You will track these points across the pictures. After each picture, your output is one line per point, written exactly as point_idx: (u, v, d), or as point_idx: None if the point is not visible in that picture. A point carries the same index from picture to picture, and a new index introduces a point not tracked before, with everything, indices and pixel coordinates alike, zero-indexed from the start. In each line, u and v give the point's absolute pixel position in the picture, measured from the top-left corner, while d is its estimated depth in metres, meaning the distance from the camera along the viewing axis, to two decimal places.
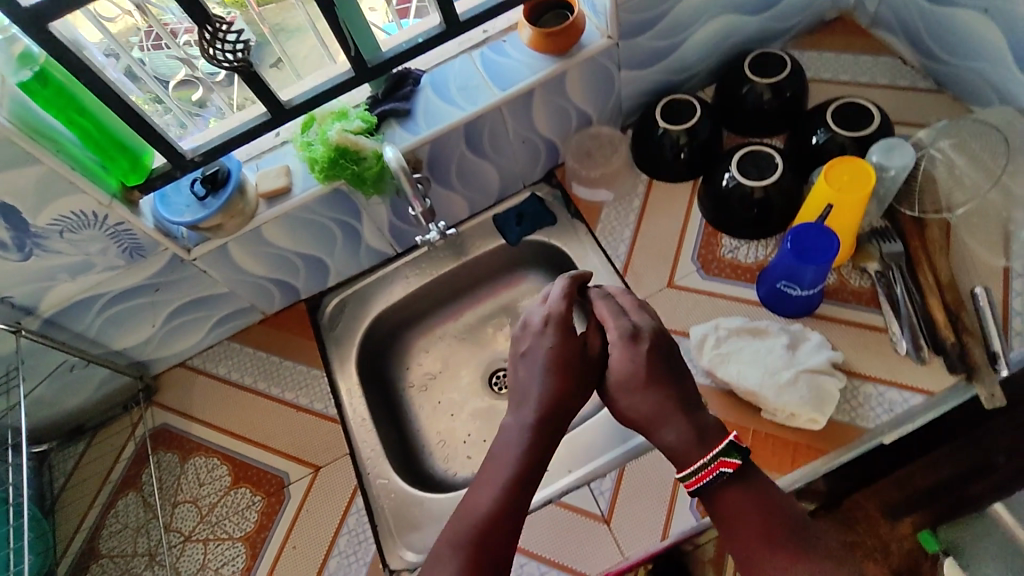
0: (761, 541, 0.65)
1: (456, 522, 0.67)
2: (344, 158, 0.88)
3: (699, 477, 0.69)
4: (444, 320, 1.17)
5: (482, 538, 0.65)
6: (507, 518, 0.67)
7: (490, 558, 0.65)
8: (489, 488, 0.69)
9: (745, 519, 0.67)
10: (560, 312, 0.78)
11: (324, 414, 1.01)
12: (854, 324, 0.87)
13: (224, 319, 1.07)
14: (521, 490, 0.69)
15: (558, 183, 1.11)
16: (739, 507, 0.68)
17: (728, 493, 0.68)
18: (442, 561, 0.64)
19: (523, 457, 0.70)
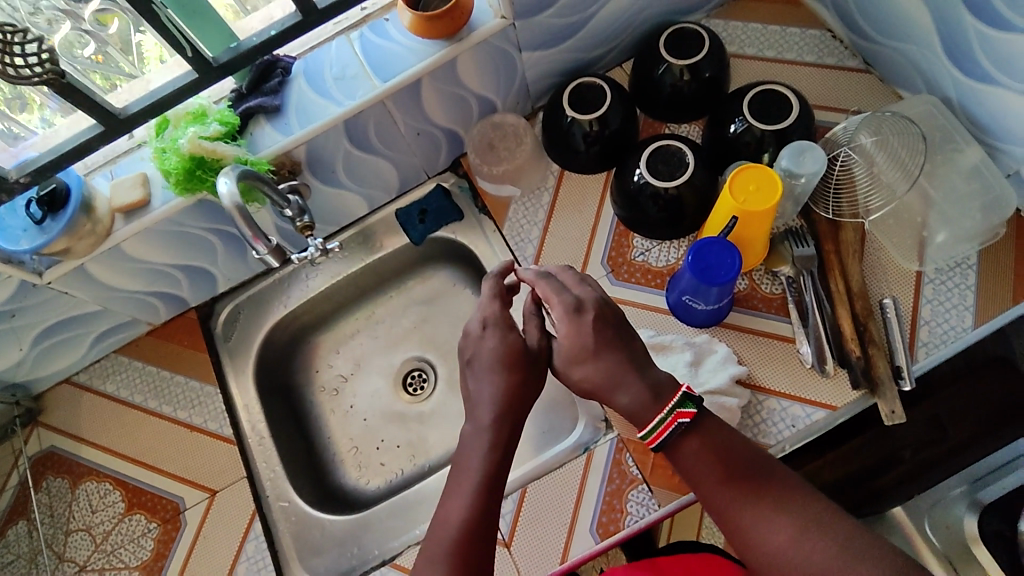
0: (727, 487, 0.61)
1: (432, 536, 0.61)
2: (201, 169, 0.78)
3: (660, 431, 0.63)
4: (354, 318, 1.11)
5: (463, 547, 0.59)
6: (486, 525, 0.61)
7: (476, 571, 0.59)
8: (461, 495, 0.62)
9: (709, 467, 0.62)
10: (493, 309, 0.72)
11: (219, 434, 0.96)
12: (761, 335, 0.84)
13: (105, 334, 0.98)
14: (495, 492, 0.63)
15: (464, 172, 1.03)
16: (701, 458, 0.63)
17: (687, 443, 0.63)
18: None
19: (492, 461, 0.64)
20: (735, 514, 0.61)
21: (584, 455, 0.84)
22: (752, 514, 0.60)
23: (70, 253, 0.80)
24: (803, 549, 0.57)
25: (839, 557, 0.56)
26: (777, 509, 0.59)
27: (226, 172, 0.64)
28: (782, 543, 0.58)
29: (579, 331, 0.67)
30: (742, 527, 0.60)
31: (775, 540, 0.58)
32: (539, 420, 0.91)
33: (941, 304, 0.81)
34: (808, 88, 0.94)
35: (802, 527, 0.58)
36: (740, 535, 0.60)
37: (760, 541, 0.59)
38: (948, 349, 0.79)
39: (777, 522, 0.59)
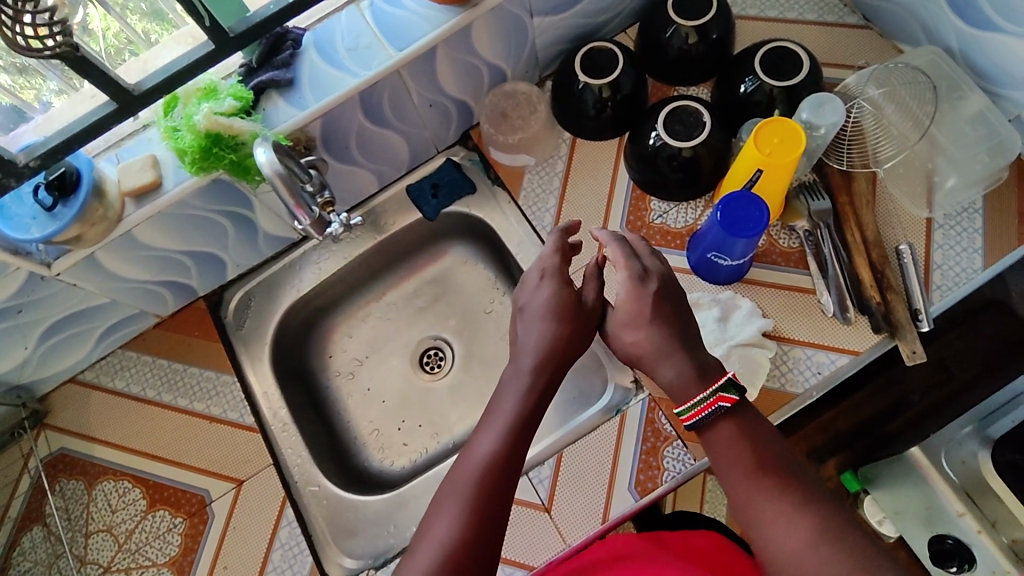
0: (752, 477, 0.61)
1: (457, 469, 0.64)
2: (218, 147, 0.75)
3: (697, 409, 0.65)
4: (367, 299, 1.09)
5: (486, 482, 0.61)
6: (511, 463, 0.63)
7: (498, 503, 0.61)
8: (490, 432, 0.65)
9: (736, 454, 0.63)
10: (553, 263, 0.75)
11: (240, 423, 0.93)
12: (783, 288, 0.86)
13: (111, 328, 0.95)
14: (523, 434, 0.65)
15: (474, 145, 1.02)
16: (732, 443, 0.64)
17: (721, 429, 0.65)
18: (447, 503, 0.61)
19: (522, 404, 0.66)
20: (754, 504, 0.61)
21: (616, 417, 0.84)
22: (771, 508, 0.60)
23: (80, 241, 0.77)
24: (818, 549, 0.56)
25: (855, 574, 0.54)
26: (798, 508, 0.59)
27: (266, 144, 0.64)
28: (795, 544, 0.57)
29: (639, 298, 0.69)
30: (759, 517, 0.60)
31: (789, 541, 0.57)
32: (569, 387, 0.92)
33: (952, 247, 0.83)
34: (811, 46, 0.96)
35: (819, 534, 0.57)
36: (756, 524, 0.60)
37: (777, 533, 0.58)
38: (962, 291, 0.82)
39: (798, 518, 0.58)
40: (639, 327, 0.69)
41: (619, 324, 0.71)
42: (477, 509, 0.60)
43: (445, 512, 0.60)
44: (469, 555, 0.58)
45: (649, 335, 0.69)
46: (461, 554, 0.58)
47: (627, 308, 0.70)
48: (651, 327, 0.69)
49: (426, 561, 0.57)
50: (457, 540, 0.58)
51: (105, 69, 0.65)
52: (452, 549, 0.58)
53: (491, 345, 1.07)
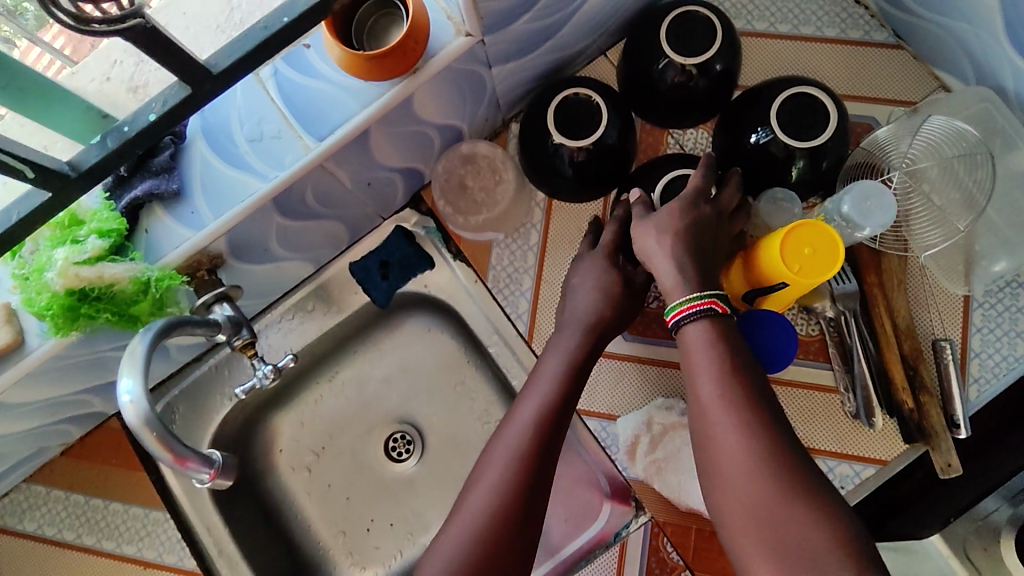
0: (720, 381, 0.54)
1: (507, 423, 0.64)
2: (87, 303, 0.57)
3: (680, 310, 0.58)
4: (317, 385, 0.93)
5: (536, 438, 0.61)
6: (561, 419, 0.63)
7: (546, 455, 0.61)
8: (539, 389, 0.65)
9: (710, 358, 0.55)
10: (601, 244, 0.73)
11: (181, 568, 0.81)
12: (802, 387, 0.75)
13: (4, 473, 0.78)
14: (572, 390, 0.65)
15: (428, 209, 0.84)
16: (705, 345, 0.56)
17: (700, 331, 0.57)
18: (496, 452, 0.61)
19: (569, 367, 0.66)
20: (717, 414, 0.53)
21: (616, 546, 0.75)
22: (731, 422, 0.53)
23: None
24: (761, 479, 0.50)
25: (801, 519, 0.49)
26: (755, 430, 0.52)
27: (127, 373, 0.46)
28: (747, 460, 0.51)
29: (681, 212, 0.63)
30: (717, 428, 0.53)
31: (742, 458, 0.51)
32: (560, 508, 0.78)
33: (992, 331, 0.72)
34: (831, 73, 0.79)
35: (772, 459, 0.51)
36: (711, 433, 0.53)
37: (725, 447, 0.52)
38: (1004, 382, 0.72)
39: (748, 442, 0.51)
40: (666, 237, 0.62)
41: (637, 235, 0.64)
42: (527, 461, 0.60)
43: (495, 461, 0.61)
44: (518, 505, 0.58)
45: (667, 245, 0.61)
46: (513, 502, 0.58)
47: (667, 209, 0.63)
48: (677, 239, 0.61)
49: (477, 507, 0.58)
50: (506, 490, 0.59)
51: None
52: (502, 497, 0.58)
53: (465, 428, 0.92)
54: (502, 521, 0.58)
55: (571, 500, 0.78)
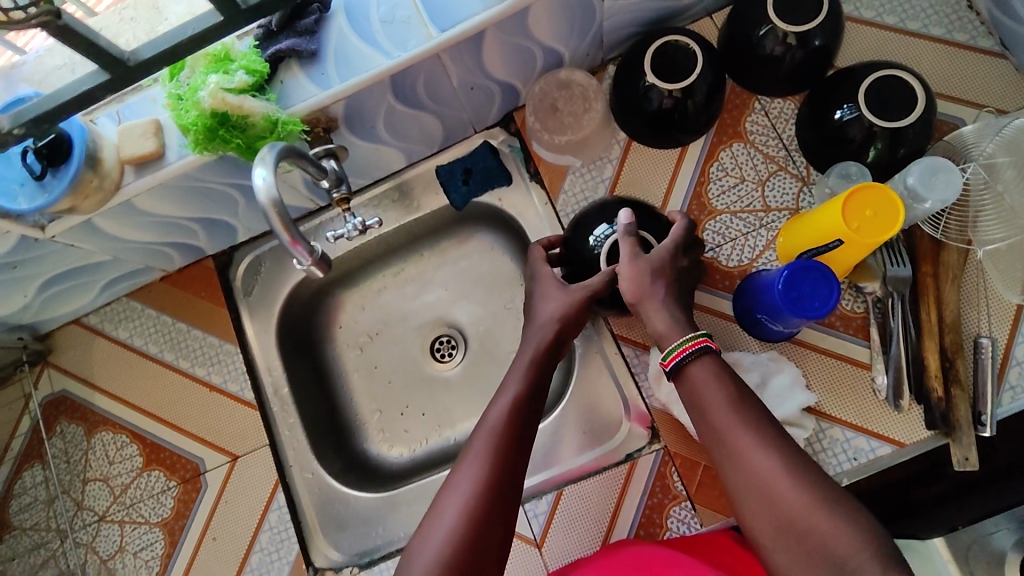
0: (733, 409, 0.61)
1: (478, 425, 0.67)
2: (224, 128, 0.67)
3: (675, 354, 0.65)
4: (382, 274, 1.02)
5: (502, 439, 0.64)
6: (528, 416, 0.67)
7: (514, 453, 0.64)
8: (507, 392, 0.69)
9: (717, 392, 0.62)
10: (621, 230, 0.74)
11: (240, 397, 0.91)
12: (832, 355, 0.77)
13: (114, 281, 0.91)
14: (536, 394, 0.69)
15: (516, 130, 0.91)
16: (711, 378, 0.63)
17: (703, 364, 0.64)
18: (468, 459, 0.63)
19: (532, 371, 0.71)
20: (732, 436, 0.60)
21: (625, 464, 0.80)
22: (743, 436, 0.60)
23: (73, 211, 0.71)
24: (785, 482, 0.57)
25: (816, 502, 0.55)
26: (771, 445, 0.59)
27: (264, 160, 0.54)
28: (767, 473, 0.58)
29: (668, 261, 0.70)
30: (736, 446, 0.60)
31: (765, 470, 0.58)
32: (580, 420, 0.84)
33: None
34: (929, 68, 0.81)
35: (789, 465, 0.57)
36: (730, 453, 0.60)
37: (751, 463, 0.58)
38: None
39: (766, 456, 0.58)
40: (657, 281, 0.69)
41: (629, 278, 0.70)
42: (496, 462, 0.62)
43: (467, 466, 0.63)
44: (493, 505, 0.60)
45: (658, 291, 0.69)
46: (485, 504, 0.60)
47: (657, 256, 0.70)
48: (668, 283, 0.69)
49: (453, 513, 0.60)
50: (478, 494, 0.61)
51: (91, 37, 0.56)
52: (476, 499, 0.60)
53: (505, 343, 0.99)
54: (477, 523, 0.59)
55: (591, 415, 0.84)
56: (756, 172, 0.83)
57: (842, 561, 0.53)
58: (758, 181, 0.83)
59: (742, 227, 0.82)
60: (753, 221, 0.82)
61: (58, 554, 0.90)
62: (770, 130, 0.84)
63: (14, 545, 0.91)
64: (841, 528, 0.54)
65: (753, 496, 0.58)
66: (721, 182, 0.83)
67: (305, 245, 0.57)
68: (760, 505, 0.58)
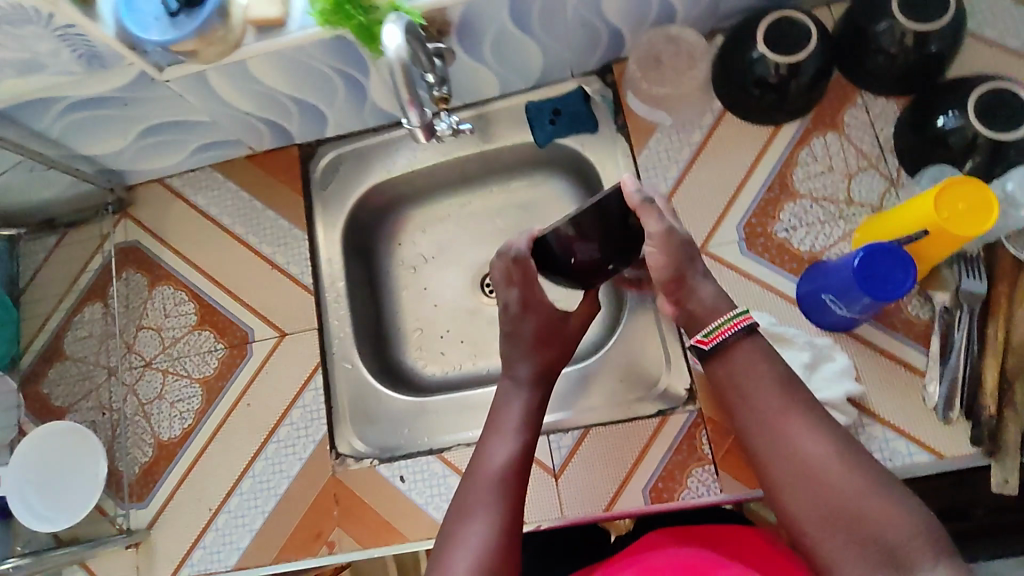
0: (782, 393, 0.56)
1: (473, 472, 0.61)
2: (351, 4, 0.70)
3: (718, 333, 0.59)
4: (450, 200, 1.04)
5: (506, 490, 0.59)
6: (528, 465, 0.62)
7: (519, 505, 0.59)
8: (502, 437, 0.63)
9: (760, 375, 0.57)
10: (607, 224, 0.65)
11: (298, 280, 0.95)
12: (890, 356, 0.77)
13: (205, 146, 0.95)
14: (531, 432, 0.64)
15: (613, 82, 0.92)
16: (755, 362, 0.58)
17: (749, 342, 0.59)
18: (473, 516, 0.57)
19: (530, 415, 0.65)
20: (782, 419, 0.55)
21: (657, 418, 0.81)
22: (796, 421, 0.55)
23: (194, 57, 0.75)
24: (839, 470, 0.52)
25: (872, 484, 0.51)
26: (825, 432, 0.54)
27: (398, 20, 0.59)
28: (819, 459, 0.53)
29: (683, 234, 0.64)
30: (786, 430, 0.55)
31: (817, 456, 0.53)
32: (619, 367, 0.86)
33: None
34: None
35: (842, 451, 0.53)
36: (778, 437, 0.55)
37: (802, 447, 0.54)
38: None
39: (818, 443, 0.54)
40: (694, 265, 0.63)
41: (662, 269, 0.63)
42: (506, 516, 0.57)
43: (474, 521, 0.57)
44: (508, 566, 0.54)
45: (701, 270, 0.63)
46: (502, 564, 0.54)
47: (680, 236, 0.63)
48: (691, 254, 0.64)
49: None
50: (492, 554, 0.54)
51: None
52: (490, 561, 0.54)
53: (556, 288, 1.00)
54: None
55: (631, 366, 0.85)
56: (845, 164, 0.83)
57: (898, 553, 0.49)
58: (846, 173, 0.82)
59: (821, 215, 0.82)
60: (833, 211, 0.81)
61: (99, 390, 0.95)
62: (867, 127, 0.83)
63: (63, 372, 0.97)
64: (896, 515, 0.50)
65: (800, 480, 0.53)
66: (808, 168, 0.83)
67: (419, 108, 0.63)
68: (807, 489, 0.53)
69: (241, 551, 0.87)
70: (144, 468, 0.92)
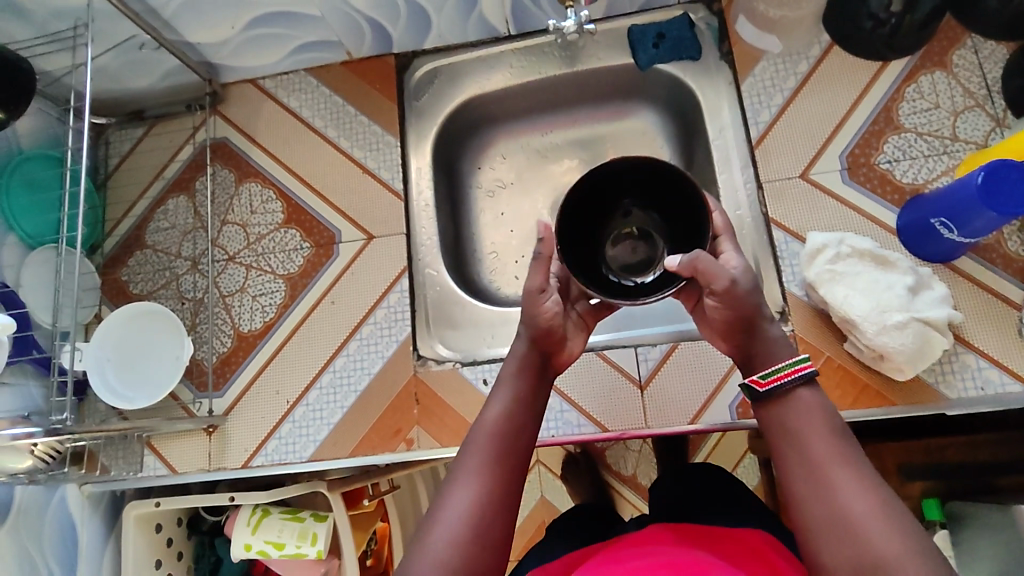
0: (829, 440, 0.56)
1: (472, 432, 0.63)
2: None
3: (776, 376, 0.59)
4: (534, 126, 1.02)
5: (499, 449, 0.60)
6: (522, 430, 0.63)
7: (512, 465, 0.60)
8: (500, 399, 0.64)
9: (815, 424, 0.57)
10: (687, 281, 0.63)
11: (389, 186, 0.95)
12: (987, 290, 0.77)
13: (308, 46, 0.96)
14: (534, 403, 0.65)
15: (719, 11, 0.92)
16: (803, 411, 0.58)
17: (802, 395, 0.59)
18: (464, 471, 0.59)
19: (531, 376, 0.66)
20: (825, 467, 0.54)
21: None
22: (839, 471, 0.54)
23: None
24: (876, 525, 0.51)
25: (907, 546, 0.49)
26: (867, 485, 0.53)
27: None
28: (855, 512, 0.52)
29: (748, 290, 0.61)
30: (827, 481, 0.54)
31: (857, 510, 0.52)
32: None
33: None
34: None
35: (884, 509, 0.52)
36: (820, 484, 0.54)
37: (841, 497, 0.53)
38: None
39: (859, 493, 0.52)
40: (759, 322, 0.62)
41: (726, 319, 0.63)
42: (496, 477, 0.59)
43: (464, 477, 0.59)
44: (495, 524, 0.57)
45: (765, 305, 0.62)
46: (489, 523, 0.56)
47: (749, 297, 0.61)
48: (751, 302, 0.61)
49: (449, 533, 0.55)
50: (478, 510, 0.56)
51: None
52: (476, 519, 0.56)
53: None
54: (478, 541, 0.55)
55: None
56: (952, 102, 0.83)
57: None
58: (952, 111, 0.83)
59: (925, 149, 0.82)
60: (938, 146, 0.82)
61: (180, 280, 0.96)
62: (975, 68, 0.83)
63: (143, 261, 0.97)
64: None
65: (836, 532, 0.52)
66: (914, 103, 0.83)
67: None
68: (840, 541, 0.51)
69: (317, 443, 0.87)
70: (222, 358, 0.93)
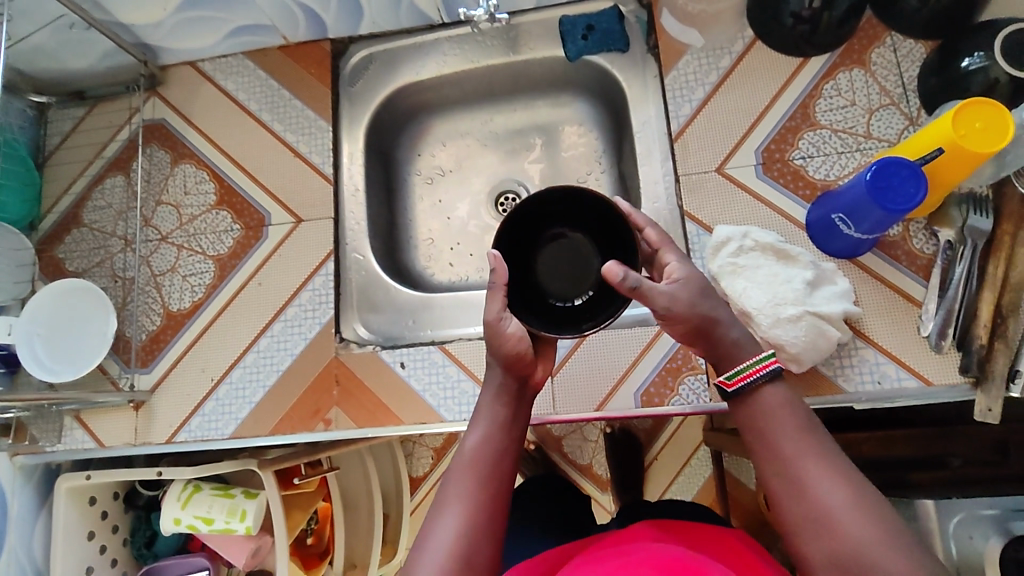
0: (801, 437, 0.54)
1: (455, 461, 0.60)
2: None
3: (742, 376, 0.57)
4: (470, 115, 1.04)
5: (480, 479, 0.57)
6: (505, 456, 0.60)
7: (497, 494, 0.57)
8: (481, 426, 0.61)
9: (784, 420, 0.55)
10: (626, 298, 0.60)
11: (319, 169, 0.96)
12: (889, 286, 0.78)
13: (242, 29, 0.97)
14: (516, 425, 0.63)
15: (648, 4, 0.93)
16: (772, 407, 0.55)
17: (772, 391, 0.56)
18: (447, 505, 0.56)
19: (512, 399, 0.63)
20: (799, 463, 0.52)
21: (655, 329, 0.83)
22: (813, 466, 0.52)
23: None
24: (853, 518, 0.49)
25: (885, 536, 0.48)
26: (843, 478, 0.51)
27: None
28: (832, 507, 0.50)
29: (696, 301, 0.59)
30: (802, 475, 0.52)
31: (834, 505, 0.50)
32: None
33: None
34: None
35: (859, 500, 0.50)
36: (795, 482, 0.52)
37: (817, 494, 0.51)
38: None
39: (836, 489, 0.51)
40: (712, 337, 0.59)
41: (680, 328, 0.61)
42: (481, 510, 0.56)
43: (446, 511, 0.56)
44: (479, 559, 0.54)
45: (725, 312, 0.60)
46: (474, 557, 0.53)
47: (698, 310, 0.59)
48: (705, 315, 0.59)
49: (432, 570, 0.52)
50: (461, 546, 0.54)
51: None
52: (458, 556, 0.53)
53: None
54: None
55: None
56: (868, 100, 0.84)
57: None
58: (867, 109, 0.83)
59: (838, 146, 0.83)
60: (851, 143, 0.83)
61: (113, 258, 0.97)
62: (893, 66, 0.84)
63: (79, 239, 0.98)
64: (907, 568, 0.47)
65: (813, 528, 0.50)
66: (832, 100, 0.84)
67: None
68: (818, 537, 0.50)
69: (238, 421, 0.89)
70: (151, 336, 0.94)
